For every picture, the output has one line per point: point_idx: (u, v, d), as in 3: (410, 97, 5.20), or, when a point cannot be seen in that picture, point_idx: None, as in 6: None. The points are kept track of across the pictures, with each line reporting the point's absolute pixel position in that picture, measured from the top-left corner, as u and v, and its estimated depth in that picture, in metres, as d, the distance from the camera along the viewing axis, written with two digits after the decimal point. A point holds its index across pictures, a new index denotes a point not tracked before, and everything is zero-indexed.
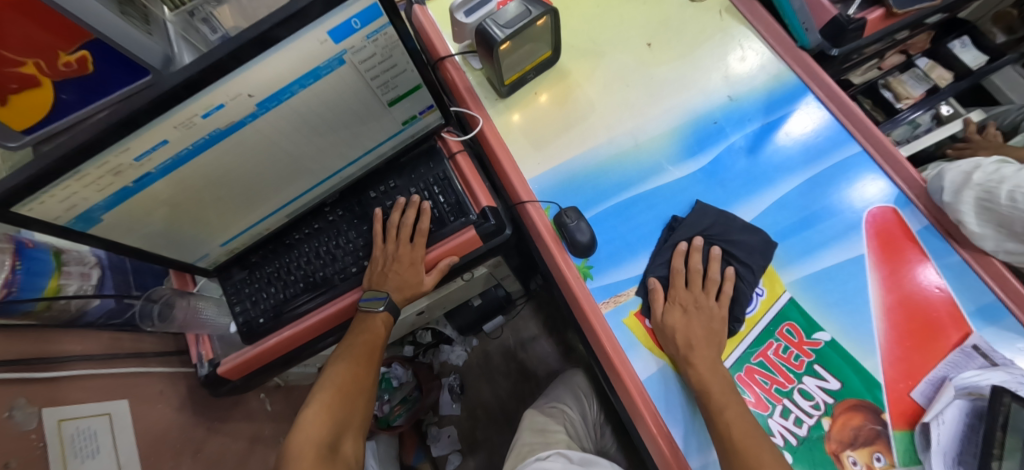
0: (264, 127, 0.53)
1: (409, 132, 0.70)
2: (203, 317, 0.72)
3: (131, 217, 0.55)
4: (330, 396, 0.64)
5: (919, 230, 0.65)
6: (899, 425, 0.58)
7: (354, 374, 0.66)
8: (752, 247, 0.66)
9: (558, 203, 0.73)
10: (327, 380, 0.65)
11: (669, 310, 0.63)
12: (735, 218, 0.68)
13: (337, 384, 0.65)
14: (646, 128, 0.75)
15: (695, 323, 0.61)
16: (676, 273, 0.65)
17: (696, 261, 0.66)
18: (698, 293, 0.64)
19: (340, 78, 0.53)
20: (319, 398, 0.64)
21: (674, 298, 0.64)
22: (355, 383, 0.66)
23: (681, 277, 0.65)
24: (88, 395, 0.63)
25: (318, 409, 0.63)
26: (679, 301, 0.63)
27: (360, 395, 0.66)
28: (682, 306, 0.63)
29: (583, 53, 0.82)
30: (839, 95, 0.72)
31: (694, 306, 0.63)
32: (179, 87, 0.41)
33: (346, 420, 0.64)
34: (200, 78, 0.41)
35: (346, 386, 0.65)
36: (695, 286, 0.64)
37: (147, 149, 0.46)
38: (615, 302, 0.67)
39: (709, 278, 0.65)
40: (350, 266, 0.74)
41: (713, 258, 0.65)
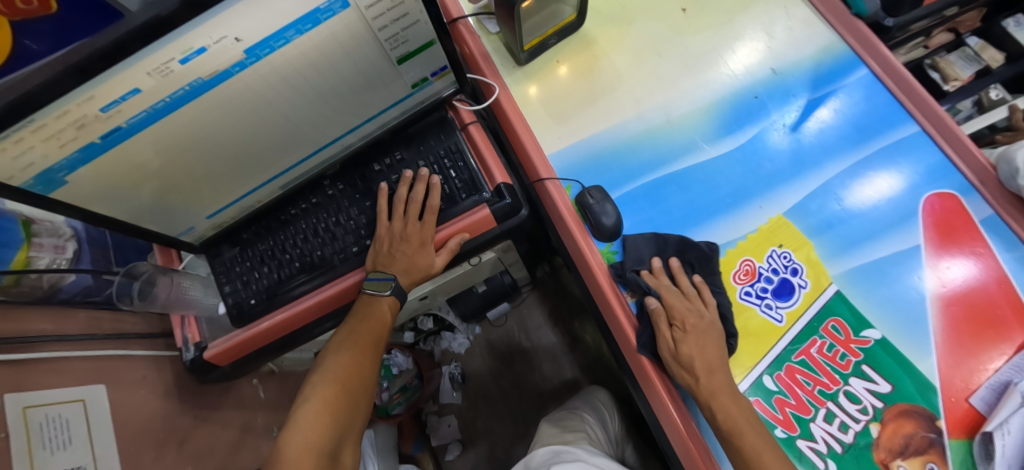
0: (255, 81, 0.46)
1: (418, 98, 0.63)
2: (190, 297, 0.66)
3: (103, 180, 0.48)
4: (332, 393, 0.57)
5: (983, 220, 0.59)
6: (956, 434, 0.52)
7: (359, 367, 0.60)
8: (688, 256, 0.61)
9: (581, 182, 0.66)
10: (325, 373, 0.59)
11: (681, 337, 0.54)
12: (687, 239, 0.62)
13: (342, 377, 0.59)
14: (679, 102, 0.68)
15: (708, 349, 0.53)
16: (664, 290, 0.58)
17: (665, 280, 0.59)
18: (696, 305, 0.57)
19: (344, 25, 0.45)
20: (318, 395, 0.57)
21: (676, 319, 0.55)
22: (359, 376, 0.60)
23: (670, 294, 0.57)
24: (60, 379, 0.57)
25: (318, 410, 0.55)
26: (683, 320, 0.55)
27: (362, 394, 0.60)
28: (692, 329, 0.54)
29: (610, 19, 0.74)
30: (897, 68, 0.65)
31: (699, 322, 0.55)
32: (151, 23, 0.34)
33: (347, 424, 0.58)
34: (177, 13, 0.34)
35: (349, 381, 0.59)
36: (687, 300, 0.57)
37: (114, 98, 0.39)
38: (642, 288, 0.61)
39: (689, 292, 0.58)
40: (351, 246, 0.67)
41: (678, 270, 0.60)
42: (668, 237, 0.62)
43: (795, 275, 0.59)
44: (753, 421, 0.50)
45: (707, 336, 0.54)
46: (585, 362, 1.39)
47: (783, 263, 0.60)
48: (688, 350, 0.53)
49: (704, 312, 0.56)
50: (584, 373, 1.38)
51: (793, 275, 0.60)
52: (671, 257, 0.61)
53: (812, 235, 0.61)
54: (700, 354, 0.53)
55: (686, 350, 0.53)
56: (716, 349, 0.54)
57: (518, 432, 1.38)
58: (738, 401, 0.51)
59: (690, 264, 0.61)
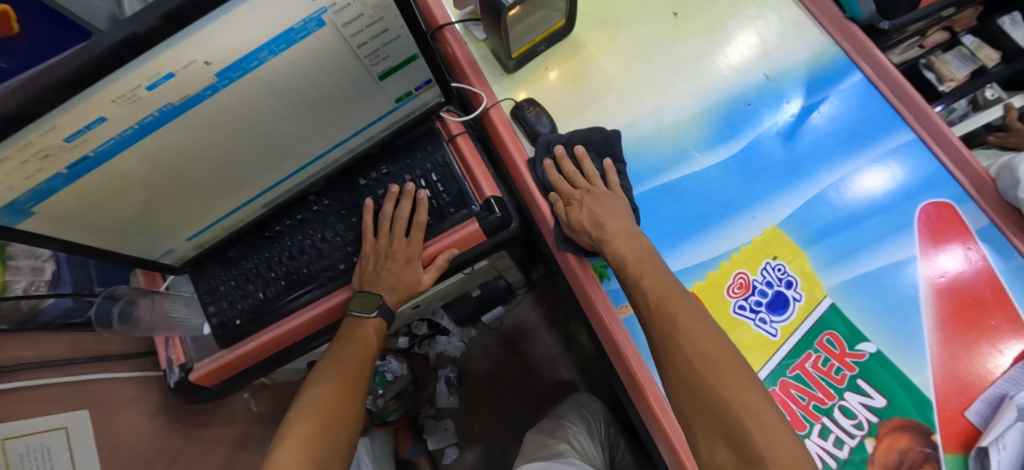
0: (229, 102, 0.44)
1: (403, 111, 0.61)
2: (174, 318, 0.64)
3: (76, 208, 0.46)
4: (308, 429, 0.52)
5: (978, 229, 0.58)
6: (951, 448, 0.52)
7: (340, 398, 0.56)
8: (592, 144, 0.65)
9: (515, 99, 0.70)
10: (302, 408, 0.54)
11: (570, 210, 0.60)
12: (596, 133, 0.65)
13: (319, 410, 0.54)
14: (672, 110, 0.67)
15: (595, 207, 0.58)
16: (563, 178, 0.62)
17: (567, 167, 0.63)
18: (591, 186, 0.61)
19: (321, 43, 0.44)
20: (294, 431, 0.52)
21: (571, 200, 0.61)
22: (340, 408, 0.55)
23: (564, 183, 0.62)
24: (44, 407, 0.56)
25: (291, 448, 0.50)
26: (575, 200, 0.61)
27: (345, 425, 0.55)
28: (582, 203, 0.60)
29: (600, 23, 0.72)
30: (892, 74, 0.63)
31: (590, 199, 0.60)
32: (112, 54, 0.32)
33: (328, 461, 0.52)
34: (140, 43, 0.33)
35: (329, 413, 0.54)
36: (582, 184, 0.62)
37: (79, 128, 0.37)
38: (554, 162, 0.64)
39: (590, 175, 0.62)
40: (338, 262, 0.66)
41: (581, 157, 0.63)
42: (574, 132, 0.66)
43: (790, 288, 0.59)
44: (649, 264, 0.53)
45: (609, 206, 0.59)
46: (583, 363, 1.39)
47: (778, 276, 0.59)
48: None
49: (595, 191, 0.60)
50: (581, 374, 1.38)
51: (788, 288, 0.59)
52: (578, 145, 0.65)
53: (806, 246, 0.60)
54: (587, 213, 0.58)
55: (574, 215, 0.59)
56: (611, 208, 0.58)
57: (515, 434, 1.38)
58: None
59: (596, 151, 0.65)
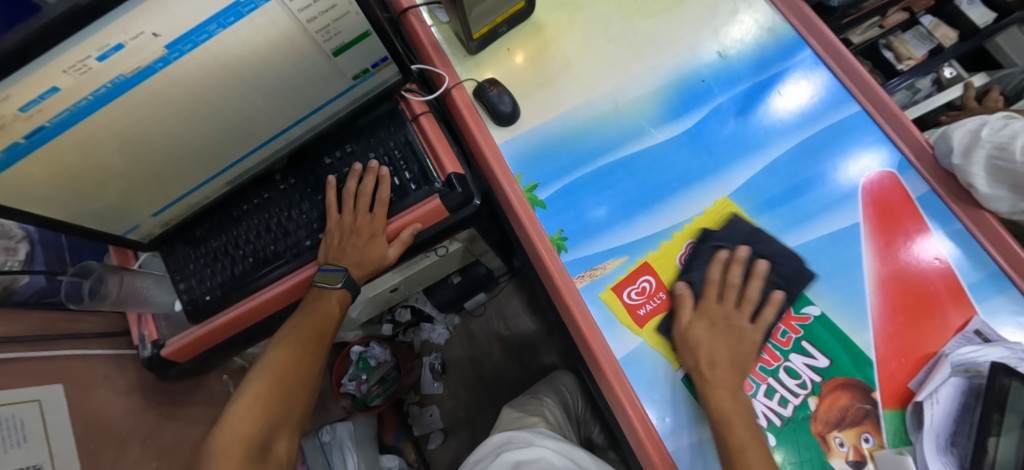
0: (182, 76, 0.46)
1: (362, 89, 0.63)
2: (146, 294, 0.66)
3: (41, 179, 0.48)
4: (265, 387, 0.59)
5: (920, 196, 0.60)
6: (890, 405, 0.54)
7: (299, 361, 0.61)
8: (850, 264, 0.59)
9: (478, 80, 0.72)
10: (263, 368, 0.60)
11: (696, 321, 0.56)
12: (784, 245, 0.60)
13: (277, 372, 0.60)
14: (627, 88, 0.69)
15: (718, 343, 0.54)
16: (710, 285, 0.58)
17: (734, 275, 0.58)
18: (730, 310, 0.56)
19: (270, 19, 0.45)
20: (252, 389, 0.59)
21: (703, 310, 0.57)
22: (296, 371, 0.61)
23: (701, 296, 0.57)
24: (19, 380, 0.58)
25: (249, 403, 0.58)
26: (708, 314, 0.56)
27: (301, 390, 0.62)
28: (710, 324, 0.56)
29: (560, 5, 0.74)
30: (838, 49, 0.66)
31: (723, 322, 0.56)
32: (55, 22, 0.34)
33: (283, 416, 0.59)
34: (82, 14, 0.34)
35: (285, 376, 0.60)
36: (728, 300, 0.57)
37: (32, 98, 0.39)
38: (591, 276, 0.62)
39: (746, 297, 0.57)
40: (304, 240, 0.67)
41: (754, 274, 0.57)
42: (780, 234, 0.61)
43: None
44: (746, 426, 0.50)
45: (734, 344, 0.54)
46: (564, 348, 1.42)
47: None
48: None
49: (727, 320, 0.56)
50: (563, 359, 1.41)
51: None
52: (760, 258, 0.59)
53: (755, 216, 0.62)
54: (709, 344, 0.54)
55: (693, 336, 0.55)
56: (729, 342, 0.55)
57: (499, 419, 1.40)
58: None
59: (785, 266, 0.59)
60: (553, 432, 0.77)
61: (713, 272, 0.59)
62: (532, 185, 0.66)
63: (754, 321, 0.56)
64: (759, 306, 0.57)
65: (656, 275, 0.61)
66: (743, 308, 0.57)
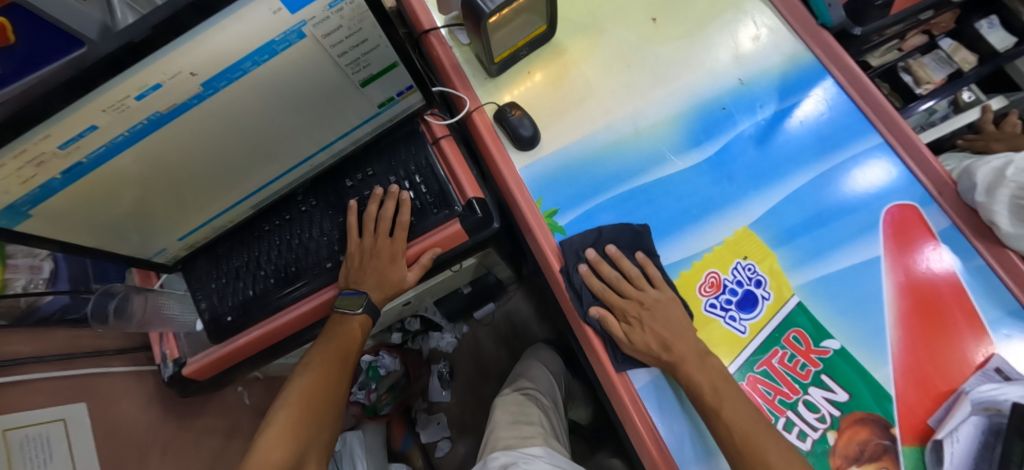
0: (215, 110, 0.47)
1: (387, 115, 0.63)
2: (167, 314, 0.67)
3: (73, 210, 0.48)
4: (295, 411, 0.60)
5: (941, 231, 0.60)
6: (909, 441, 0.54)
7: (325, 386, 0.62)
8: (622, 240, 0.63)
9: (498, 104, 0.72)
10: (288, 396, 0.61)
11: (630, 330, 0.57)
12: (624, 228, 0.64)
13: (304, 398, 0.61)
14: (647, 113, 0.69)
15: (658, 326, 0.56)
16: (609, 290, 0.60)
17: (612, 273, 0.60)
18: (646, 293, 0.59)
19: (301, 54, 0.46)
20: (280, 416, 0.59)
21: (625, 315, 0.58)
22: (323, 393, 0.62)
23: (611, 293, 0.60)
24: (43, 399, 0.59)
25: (278, 429, 0.58)
26: (632, 315, 0.58)
27: (328, 413, 0.62)
28: (639, 320, 0.57)
29: (580, 28, 0.74)
30: (861, 78, 0.65)
31: (647, 309, 0.58)
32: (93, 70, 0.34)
33: (311, 438, 0.60)
34: (117, 59, 0.35)
35: (313, 401, 0.61)
36: (634, 290, 0.59)
37: (72, 136, 0.39)
38: None
39: (637, 277, 0.60)
40: (324, 261, 0.67)
41: (618, 258, 0.61)
42: (602, 228, 0.64)
43: (759, 287, 0.61)
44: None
45: (666, 319, 0.57)
46: None
47: (748, 275, 0.61)
48: (641, 337, 0.56)
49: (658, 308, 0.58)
50: None
51: (757, 286, 0.61)
52: (608, 244, 0.63)
53: (774, 246, 0.62)
54: (652, 337, 0.56)
55: (638, 339, 0.56)
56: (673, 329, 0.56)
57: None
58: (702, 358, 0.54)
59: (626, 246, 0.63)
60: (551, 454, 0.75)
61: (597, 282, 0.60)
62: (552, 210, 0.66)
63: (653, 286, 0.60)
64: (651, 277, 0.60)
65: None
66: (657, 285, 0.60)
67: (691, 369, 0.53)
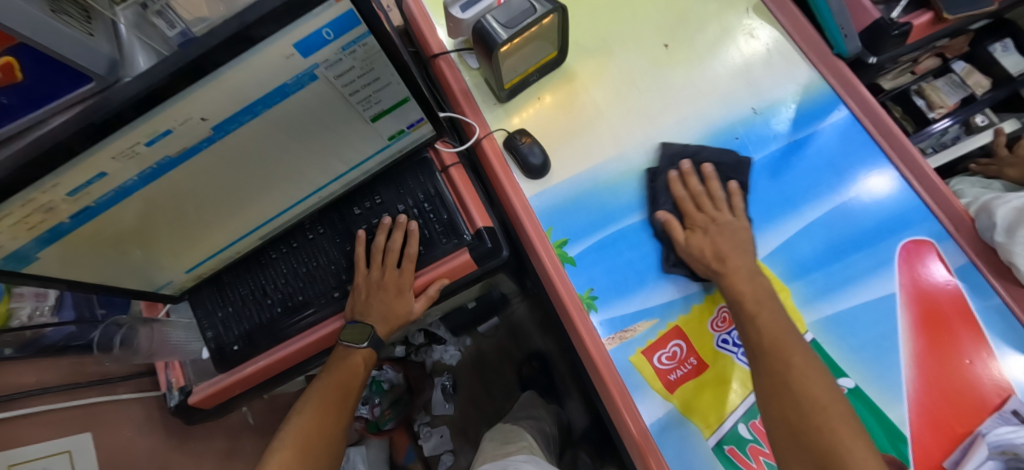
0: (225, 150, 0.46)
1: (397, 147, 0.62)
2: (173, 342, 0.66)
3: (80, 251, 0.48)
4: (287, 457, 0.56)
5: (957, 267, 0.59)
6: None
7: (322, 425, 0.60)
8: (723, 166, 0.65)
9: (508, 130, 0.71)
10: (284, 437, 0.59)
11: (692, 234, 0.61)
12: (727, 154, 0.66)
13: (300, 441, 0.58)
14: (658, 142, 0.68)
15: (720, 238, 0.60)
16: (682, 200, 0.63)
17: (695, 184, 0.64)
18: (718, 214, 0.62)
19: (313, 95, 0.45)
20: (273, 461, 0.56)
21: (690, 224, 0.62)
22: (321, 434, 0.60)
23: (690, 203, 0.63)
24: (46, 432, 0.58)
25: None
26: (696, 224, 0.61)
27: (323, 455, 0.59)
28: (704, 229, 0.61)
29: (590, 52, 0.73)
30: (877, 110, 0.65)
31: (713, 224, 0.61)
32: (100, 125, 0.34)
33: None
34: (126, 112, 0.34)
35: (309, 442, 0.58)
36: (707, 208, 0.62)
37: (81, 183, 0.39)
38: (621, 338, 0.61)
39: (714, 198, 0.63)
40: (332, 290, 0.67)
41: (709, 177, 0.64)
42: (703, 149, 0.67)
43: None
44: None
45: (732, 237, 0.60)
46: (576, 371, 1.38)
47: None
48: (697, 241, 0.60)
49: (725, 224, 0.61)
50: (575, 382, 1.37)
51: None
52: (705, 163, 0.65)
53: (788, 281, 0.61)
54: (710, 244, 0.59)
55: (694, 243, 0.60)
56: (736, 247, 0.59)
57: None
58: (753, 276, 0.57)
59: (724, 171, 0.65)
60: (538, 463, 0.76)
61: (677, 191, 0.64)
62: (562, 240, 0.65)
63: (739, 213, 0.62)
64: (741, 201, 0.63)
65: (688, 338, 0.61)
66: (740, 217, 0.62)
67: (739, 282, 0.56)
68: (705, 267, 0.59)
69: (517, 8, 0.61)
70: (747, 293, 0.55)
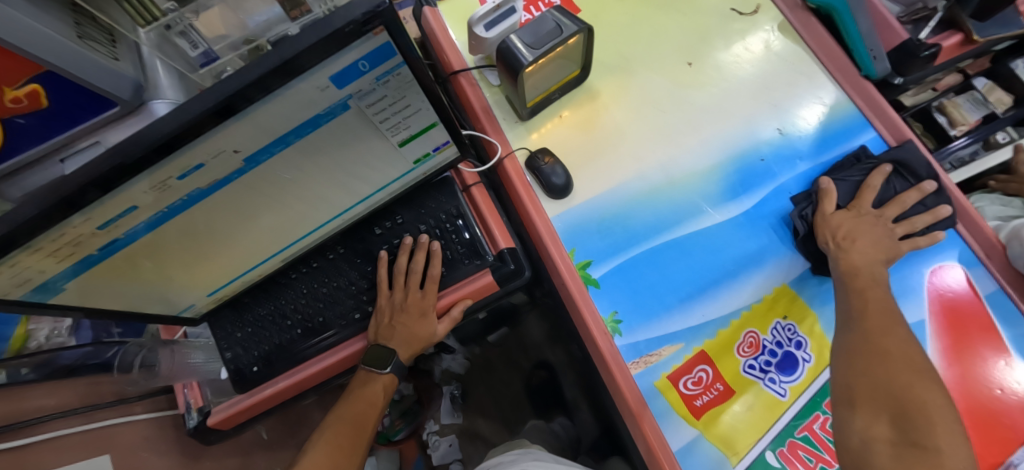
0: (255, 181, 0.45)
1: (420, 170, 0.61)
2: (193, 363, 0.67)
3: (104, 281, 0.47)
4: None
5: (988, 294, 0.60)
6: None
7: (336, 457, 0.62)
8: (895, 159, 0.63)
9: (530, 149, 0.70)
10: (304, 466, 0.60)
11: (844, 212, 0.61)
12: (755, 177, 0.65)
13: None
14: (682, 163, 0.67)
15: (861, 228, 0.59)
16: (866, 187, 0.62)
17: (875, 179, 0.62)
18: (876, 211, 0.60)
19: (343, 125, 0.44)
20: None
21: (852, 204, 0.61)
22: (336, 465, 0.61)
23: (870, 192, 0.61)
24: (64, 456, 0.57)
25: None
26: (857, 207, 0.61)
27: None
28: (858, 211, 0.60)
29: (612, 70, 0.72)
30: (906, 134, 0.65)
31: (874, 216, 0.60)
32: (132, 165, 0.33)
33: None
34: (159, 151, 0.33)
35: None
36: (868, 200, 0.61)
37: (111, 217, 0.38)
38: (646, 362, 0.60)
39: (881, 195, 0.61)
40: (352, 311, 0.67)
41: (882, 173, 0.62)
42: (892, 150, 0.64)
43: (799, 349, 0.60)
44: None
45: (870, 229, 0.59)
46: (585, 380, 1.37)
47: (787, 336, 0.61)
48: (842, 219, 0.60)
49: (867, 212, 0.60)
50: (584, 392, 1.36)
51: (798, 348, 0.60)
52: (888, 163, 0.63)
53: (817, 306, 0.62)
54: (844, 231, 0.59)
55: (836, 219, 0.60)
56: (870, 232, 0.59)
57: None
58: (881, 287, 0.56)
59: (911, 174, 0.63)
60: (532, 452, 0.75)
61: (873, 179, 0.62)
62: (586, 261, 0.65)
63: (898, 221, 0.60)
64: (900, 205, 0.60)
65: (714, 363, 0.60)
66: (901, 223, 0.59)
67: (854, 261, 0.56)
68: (828, 244, 0.59)
69: (544, 27, 0.60)
70: (860, 268, 0.56)
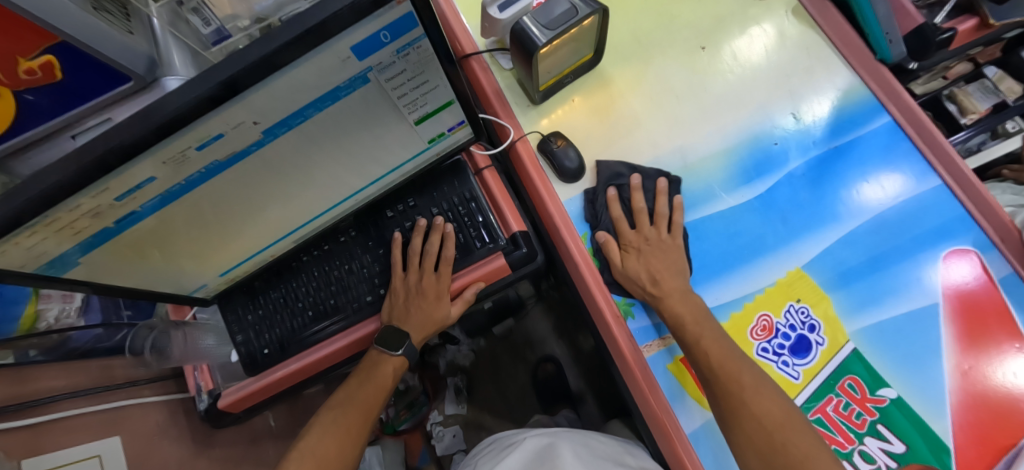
0: (271, 156, 0.44)
1: (435, 150, 0.60)
2: (203, 347, 0.66)
3: (119, 257, 0.46)
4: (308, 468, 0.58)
5: (1002, 277, 0.59)
6: None
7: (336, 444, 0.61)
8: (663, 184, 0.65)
9: (542, 133, 0.70)
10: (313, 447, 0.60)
11: (626, 256, 0.62)
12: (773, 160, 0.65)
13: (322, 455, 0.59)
14: (696, 147, 0.67)
15: (652, 259, 0.60)
16: (630, 217, 0.63)
17: (639, 200, 0.64)
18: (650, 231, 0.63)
19: (361, 100, 0.44)
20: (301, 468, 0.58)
21: (625, 243, 0.63)
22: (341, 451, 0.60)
23: (638, 218, 0.63)
24: (76, 437, 0.57)
25: None
26: (631, 244, 0.62)
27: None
28: (636, 250, 0.62)
29: (626, 56, 0.72)
30: (920, 118, 0.64)
31: (648, 243, 0.62)
32: (153, 135, 0.32)
33: None
34: (179, 120, 0.33)
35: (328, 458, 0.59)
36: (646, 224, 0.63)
37: (129, 188, 0.37)
38: (659, 345, 0.60)
39: (658, 213, 0.63)
40: (365, 295, 0.67)
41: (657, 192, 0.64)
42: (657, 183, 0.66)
43: (813, 332, 0.59)
44: None
45: (664, 257, 0.61)
46: (589, 373, 1.37)
47: (800, 319, 0.60)
48: (632, 263, 0.61)
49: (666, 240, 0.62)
50: (589, 385, 1.36)
51: (811, 331, 0.59)
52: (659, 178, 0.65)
53: (829, 289, 0.61)
54: (644, 267, 0.60)
55: (630, 268, 0.61)
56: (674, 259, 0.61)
57: None
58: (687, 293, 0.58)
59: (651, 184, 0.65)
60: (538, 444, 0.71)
61: (635, 200, 0.64)
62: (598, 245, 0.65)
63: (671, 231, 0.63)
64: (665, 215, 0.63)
65: None
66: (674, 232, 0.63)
67: (671, 301, 0.57)
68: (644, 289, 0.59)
69: (558, 9, 0.59)
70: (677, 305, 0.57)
